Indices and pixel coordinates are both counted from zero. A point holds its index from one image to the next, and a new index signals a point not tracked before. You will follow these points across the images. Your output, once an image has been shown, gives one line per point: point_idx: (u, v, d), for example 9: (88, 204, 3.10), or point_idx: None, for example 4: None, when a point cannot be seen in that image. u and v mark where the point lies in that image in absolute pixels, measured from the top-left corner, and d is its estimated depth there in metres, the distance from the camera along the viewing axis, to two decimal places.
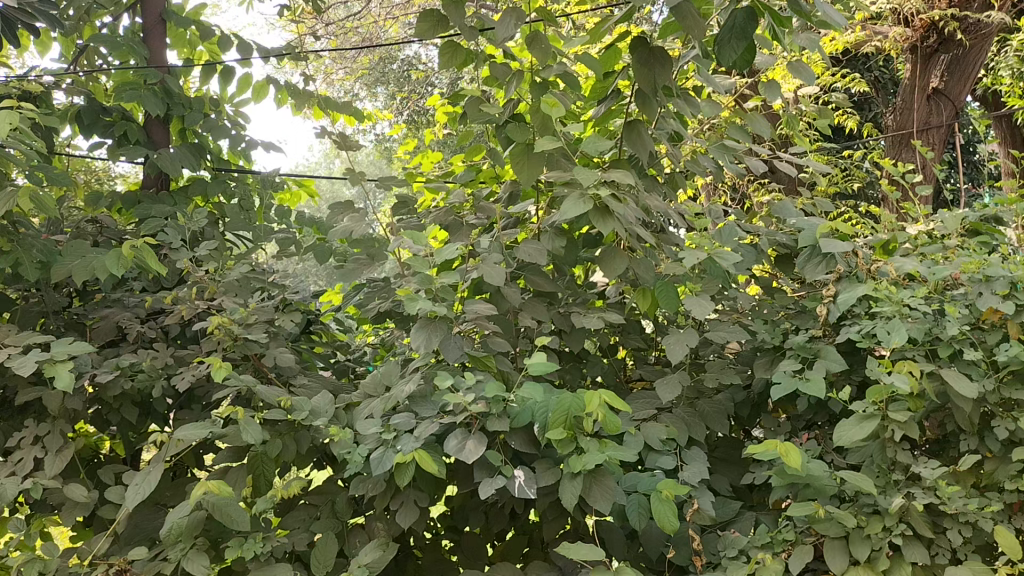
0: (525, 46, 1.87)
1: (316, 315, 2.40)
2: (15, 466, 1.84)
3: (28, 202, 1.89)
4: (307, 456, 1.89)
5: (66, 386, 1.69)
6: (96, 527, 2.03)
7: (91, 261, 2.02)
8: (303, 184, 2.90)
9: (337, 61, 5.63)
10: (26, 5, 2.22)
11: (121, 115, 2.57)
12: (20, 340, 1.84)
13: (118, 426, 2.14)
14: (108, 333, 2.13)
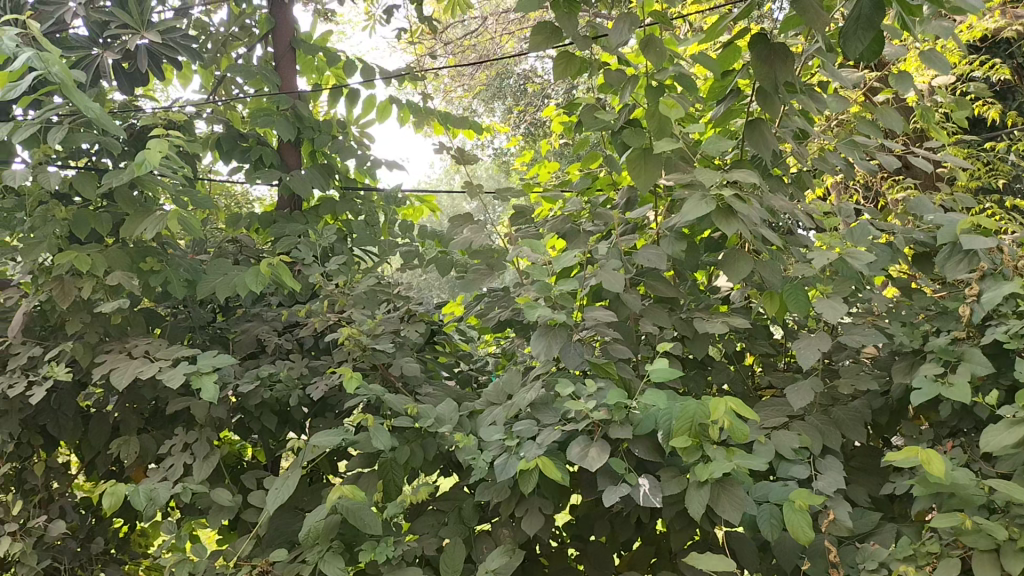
0: (640, 51, 1.86)
1: (440, 326, 2.46)
2: (167, 471, 1.97)
3: (175, 225, 2.03)
4: (434, 463, 1.94)
5: (212, 397, 1.81)
6: (241, 529, 2.15)
7: (232, 278, 2.15)
8: (426, 199, 2.98)
9: (454, 78, 5.76)
10: (169, 41, 2.42)
11: (256, 140, 2.74)
12: (170, 354, 1.98)
13: (259, 434, 2.26)
14: (249, 345, 2.26)
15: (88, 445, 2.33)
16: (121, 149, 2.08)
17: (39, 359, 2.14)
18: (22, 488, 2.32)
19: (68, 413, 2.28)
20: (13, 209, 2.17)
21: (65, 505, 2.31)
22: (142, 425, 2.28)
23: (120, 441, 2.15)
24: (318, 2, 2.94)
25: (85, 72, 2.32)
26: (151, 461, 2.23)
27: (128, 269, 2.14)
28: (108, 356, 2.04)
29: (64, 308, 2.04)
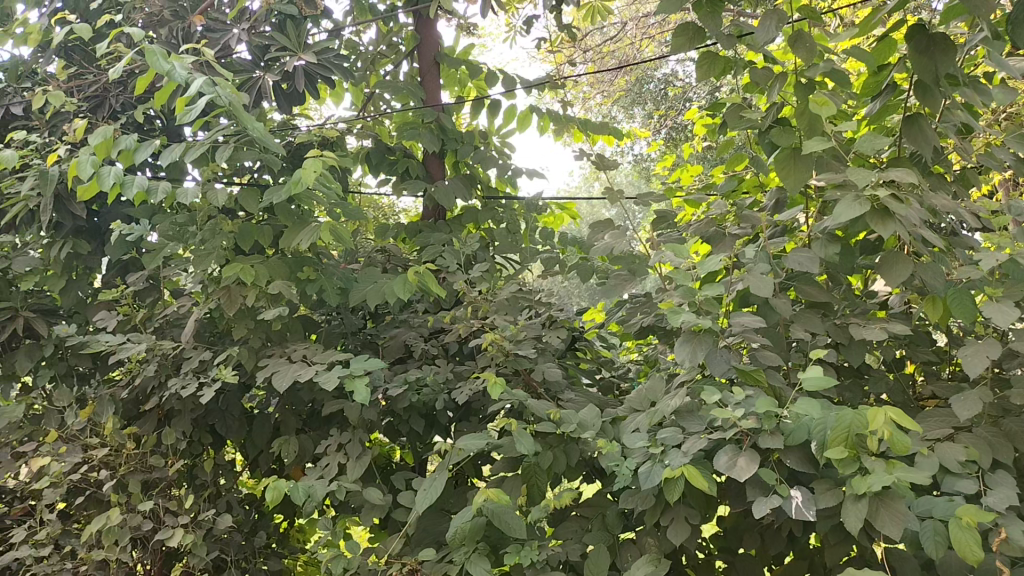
0: (788, 47, 1.80)
1: (581, 331, 2.47)
2: (323, 470, 2.07)
3: (329, 236, 2.14)
4: (577, 469, 1.94)
5: (364, 400, 1.89)
6: (391, 528, 2.22)
7: (382, 286, 2.23)
8: (566, 207, 3.00)
9: (593, 86, 5.77)
10: (324, 60, 2.57)
11: (403, 153, 2.85)
12: (325, 358, 2.08)
13: (407, 436, 2.34)
14: (397, 350, 2.35)
15: (251, 443, 2.49)
16: (281, 165, 2.20)
17: (209, 362, 2.31)
18: (194, 483, 2.49)
19: (234, 413, 2.44)
20: (185, 224, 2.33)
21: (231, 500, 2.47)
22: (300, 426, 2.40)
23: (280, 441, 2.28)
24: (460, 17, 3.01)
25: (249, 93, 2.48)
26: (308, 460, 2.35)
27: (288, 279, 2.26)
28: (270, 360, 2.17)
29: (231, 314, 2.19)
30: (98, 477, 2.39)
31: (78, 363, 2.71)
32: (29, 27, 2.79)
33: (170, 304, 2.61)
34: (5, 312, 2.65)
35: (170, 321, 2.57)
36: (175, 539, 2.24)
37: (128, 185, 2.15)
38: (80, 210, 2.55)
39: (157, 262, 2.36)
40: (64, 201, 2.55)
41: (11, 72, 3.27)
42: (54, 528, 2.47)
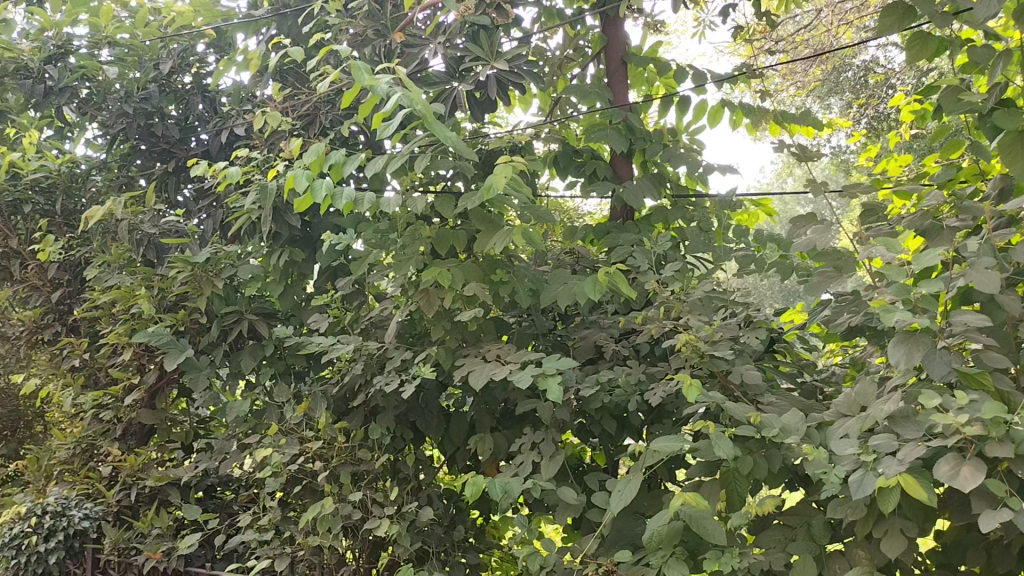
0: (1013, 21, 1.65)
1: (780, 332, 2.36)
2: (518, 468, 2.13)
3: (521, 239, 2.18)
4: (779, 476, 1.86)
5: (557, 399, 1.91)
6: (585, 528, 2.23)
7: (573, 287, 2.25)
8: (761, 203, 2.90)
9: (786, 76, 5.54)
10: (515, 67, 2.63)
11: (590, 155, 2.87)
12: (519, 358, 2.13)
13: (600, 437, 2.35)
14: (589, 351, 2.37)
15: (449, 441, 2.59)
16: (474, 171, 2.28)
17: (410, 361, 2.44)
18: (397, 477, 2.63)
19: (433, 411, 2.57)
20: (387, 231, 2.48)
21: (432, 494, 2.58)
22: (494, 425, 2.48)
23: (477, 438, 2.36)
24: (647, 14, 3.00)
25: (444, 104, 2.61)
26: (503, 458, 2.41)
27: (482, 281, 2.33)
28: (466, 360, 2.26)
29: (430, 316, 2.30)
30: (314, 468, 2.61)
31: (295, 362, 2.98)
32: (251, 54, 3.09)
33: (374, 307, 2.79)
34: (235, 315, 3.02)
35: (374, 323, 2.73)
36: (382, 529, 2.39)
37: (337, 195, 2.32)
38: (295, 220, 2.78)
39: (363, 268, 2.53)
40: (281, 212, 2.78)
41: (235, 97, 3.62)
42: (275, 514, 2.71)
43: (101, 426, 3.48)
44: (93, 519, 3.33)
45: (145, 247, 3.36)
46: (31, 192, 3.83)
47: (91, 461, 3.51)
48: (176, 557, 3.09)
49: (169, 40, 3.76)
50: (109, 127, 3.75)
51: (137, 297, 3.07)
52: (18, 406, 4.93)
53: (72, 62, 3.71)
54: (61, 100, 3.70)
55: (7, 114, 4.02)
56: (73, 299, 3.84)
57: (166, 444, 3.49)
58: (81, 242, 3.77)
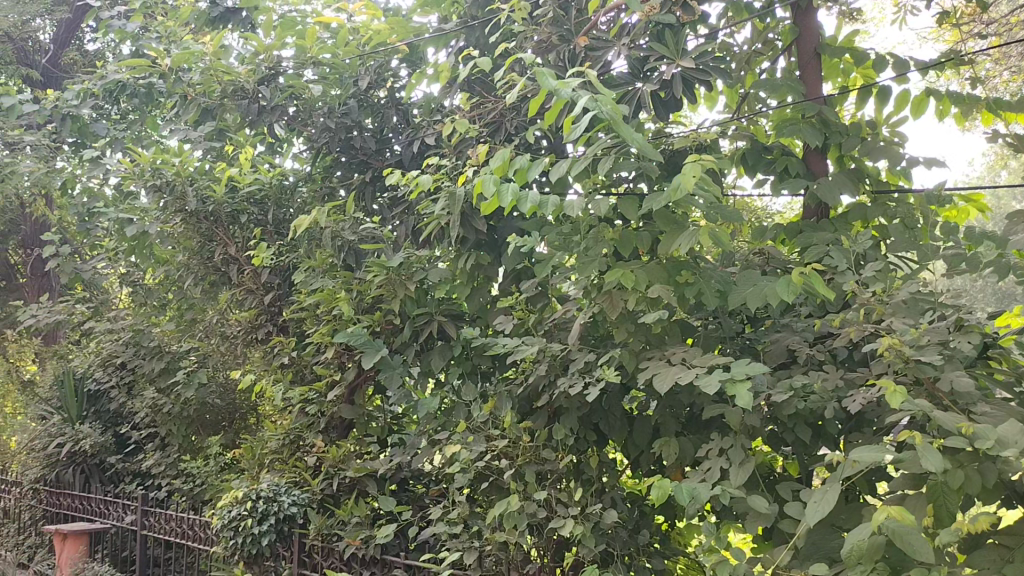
0: None
1: (994, 337, 2.16)
2: (706, 473, 2.10)
3: (708, 239, 2.14)
4: (996, 492, 1.70)
5: (747, 404, 1.86)
6: (776, 539, 2.15)
7: (762, 288, 2.18)
8: (972, 198, 2.67)
9: (1000, 61, 5.06)
10: (702, 64, 2.59)
11: (781, 151, 2.76)
12: (706, 361, 2.09)
13: (792, 445, 2.25)
14: (780, 355, 2.29)
15: (632, 444, 2.58)
16: (658, 172, 2.25)
17: (594, 363, 2.46)
18: (581, 478, 2.65)
19: (616, 414, 2.56)
20: (569, 233, 2.52)
21: (616, 496, 2.58)
22: (679, 429, 2.45)
23: (662, 442, 2.32)
24: (841, 3, 2.86)
25: (629, 105, 2.62)
26: (689, 464, 2.37)
27: (667, 283, 2.31)
28: (651, 362, 2.24)
29: (614, 318, 2.31)
30: (500, 465, 2.70)
31: (482, 362, 3.09)
32: (442, 66, 3.24)
33: (558, 309, 2.83)
34: (426, 316, 3.16)
35: (558, 324, 2.79)
36: (567, 529, 2.43)
37: (522, 199, 2.38)
38: (482, 225, 2.87)
39: (547, 270, 2.57)
40: (469, 217, 2.88)
41: (425, 109, 3.80)
42: (464, 508, 2.83)
43: (307, 419, 3.77)
44: (300, 505, 3.61)
45: (346, 253, 3.60)
46: (247, 204, 4.21)
47: (298, 451, 3.84)
48: (373, 546, 3.28)
49: (366, 57, 4.01)
50: (314, 141, 4.06)
51: (338, 299, 3.29)
52: (235, 400, 5.39)
53: (282, 83, 4.06)
54: (273, 118, 4.03)
55: (227, 133, 4.45)
56: (282, 301, 4.17)
57: (364, 438, 3.71)
58: (289, 249, 4.10)
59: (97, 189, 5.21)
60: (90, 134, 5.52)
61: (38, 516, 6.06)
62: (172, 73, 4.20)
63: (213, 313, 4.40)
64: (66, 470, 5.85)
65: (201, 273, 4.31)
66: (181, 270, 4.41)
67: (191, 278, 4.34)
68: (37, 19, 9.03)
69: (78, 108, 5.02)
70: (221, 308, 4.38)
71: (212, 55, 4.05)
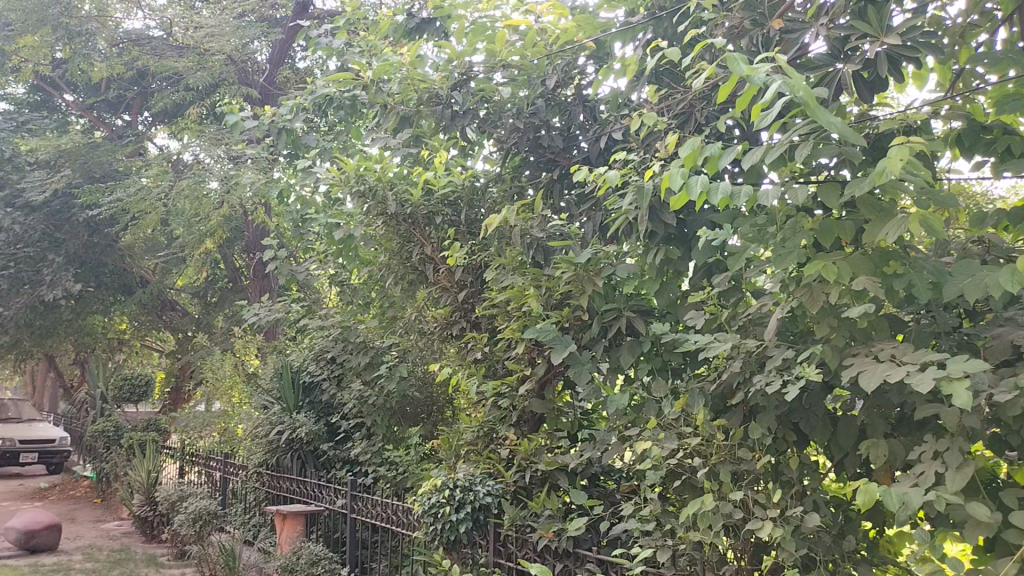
0: None
1: None
2: (919, 478, 1.96)
3: (919, 226, 1.99)
4: None
5: (966, 404, 1.72)
6: (1002, 552, 1.96)
7: (983, 278, 2.00)
8: None
9: None
10: (910, 41, 2.41)
11: (1002, 130, 2.52)
12: (918, 357, 1.95)
13: (1019, 450, 2.05)
14: (1003, 352, 2.09)
15: (835, 445, 2.45)
16: (862, 157, 2.12)
17: (793, 360, 2.37)
18: (779, 479, 2.56)
19: (818, 413, 2.44)
20: (764, 224, 2.45)
21: (818, 499, 2.47)
22: (888, 430, 2.29)
23: (868, 444, 2.20)
24: None
25: (828, 89, 2.49)
26: (899, 467, 2.22)
27: (872, 274, 2.17)
28: (855, 359, 2.12)
29: (815, 312, 2.21)
30: (693, 463, 2.66)
31: (673, 359, 3.06)
32: (630, 60, 3.23)
33: (752, 304, 2.75)
34: (614, 312, 3.16)
35: (753, 319, 2.70)
36: (765, 532, 2.36)
37: (713, 191, 2.34)
38: (671, 218, 2.84)
39: (740, 263, 2.51)
40: (658, 211, 2.86)
41: (612, 104, 3.81)
42: (657, 506, 2.80)
43: (500, 412, 3.91)
44: (494, 495, 3.73)
45: (535, 250, 3.70)
46: (443, 206, 4.42)
47: (491, 443, 3.99)
48: (566, 539, 3.33)
49: (554, 57, 4.12)
50: (504, 142, 4.18)
51: (528, 296, 3.37)
52: (433, 393, 5.64)
53: (473, 87, 4.24)
54: (466, 122, 4.21)
55: (423, 138, 4.67)
56: (475, 298, 4.33)
57: (556, 433, 3.78)
58: (482, 248, 4.26)
59: (308, 197, 5.64)
60: (303, 146, 5.99)
61: (262, 497, 6.66)
62: (373, 84, 4.47)
63: (412, 311, 4.64)
64: (285, 456, 6.34)
65: (401, 273, 4.55)
66: (382, 270, 4.69)
67: (392, 278, 4.60)
68: (255, 43, 9.85)
69: (291, 121, 5.46)
70: (419, 306, 4.59)
71: (409, 65, 4.30)
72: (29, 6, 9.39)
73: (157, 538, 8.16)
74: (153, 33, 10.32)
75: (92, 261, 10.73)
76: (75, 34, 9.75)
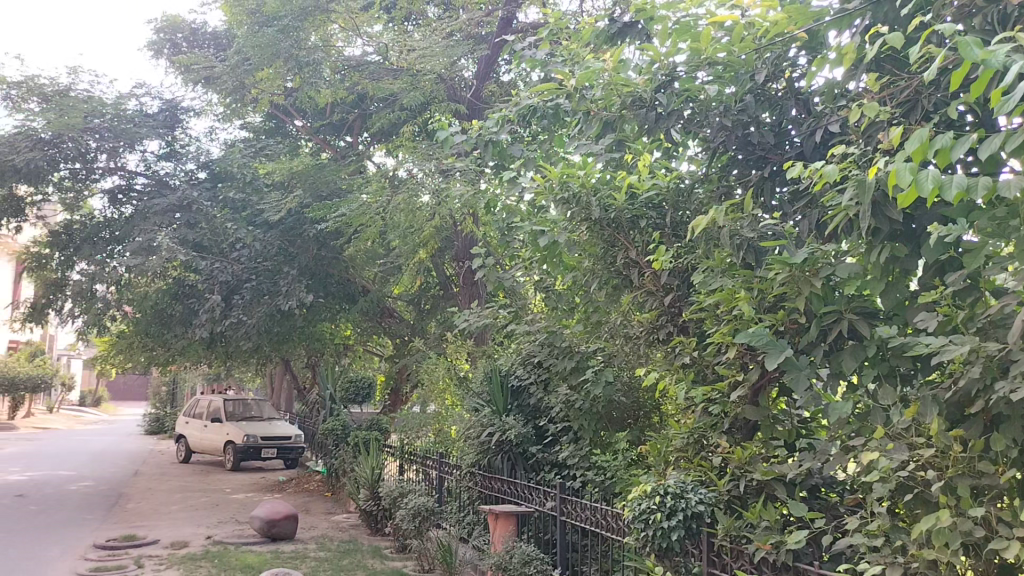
0: None
1: None
2: None
3: None
4: None
5: None
6: None
7: None
8: None
9: None
10: None
11: None
12: None
13: None
14: None
15: None
16: None
17: None
18: None
19: None
20: (1006, 219, 2.25)
21: None
22: None
23: None
24: None
25: None
26: None
27: None
28: None
29: None
30: (926, 476, 2.49)
31: (901, 363, 2.88)
32: (847, 49, 3.08)
33: (993, 304, 2.53)
34: (834, 314, 3.06)
35: (994, 321, 2.50)
36: (1012, 552, 2.16)
37: (945, 185, 2.20)
38: (897, 214, 2.68)
39: (977, 261, 2.33)
40: (882, 207, 2.71)
41: (827, 96, 3.66)
42: (884, 521, 2.65)
43: (710, 419, 3.86)
44: (707, 503, 3.67)
45: (745, 251, 3.58)
46: (646, 209, 4.45)
47: (702, 450, 3.96)
48: (784, 552, 3.22)
49: (763, 50, 3.99)
50: (710, 141, 4.13)
51: (739, 299, 3.31)
52: (639, 398, 5.74)
53: (677, 88, 4.24)
54: (671, 123, 4.21)
55: (626, 143, 4.69)
56: (682, 302, 4.27)
57: (771, 442, 3.67)
58: (689, 250, 4.21)
59: (514, 206, 5.85)
60: (507, 157, 6.21)
61: (475, 496, 6.94)
62: (577, 92, 4.65)
63: (617, 315, 4.67)
64: (495, 458, 6.58)
65: (605, 277, 4.60)
66: (587, 274, 4.76)
67: (596, 283, 4.65)
68: (462, 61, 10.37)
69: (497, 134, 5.67)
70: (624, 311, 4.62)
71: (612, 71, 4.40)
72: (264, 41, 10.15)
73: (381, 531, 8.83)
74: (370, 58, 11.08)
75: (321, 272, 11.70)
76: (304, 63, 10.39)
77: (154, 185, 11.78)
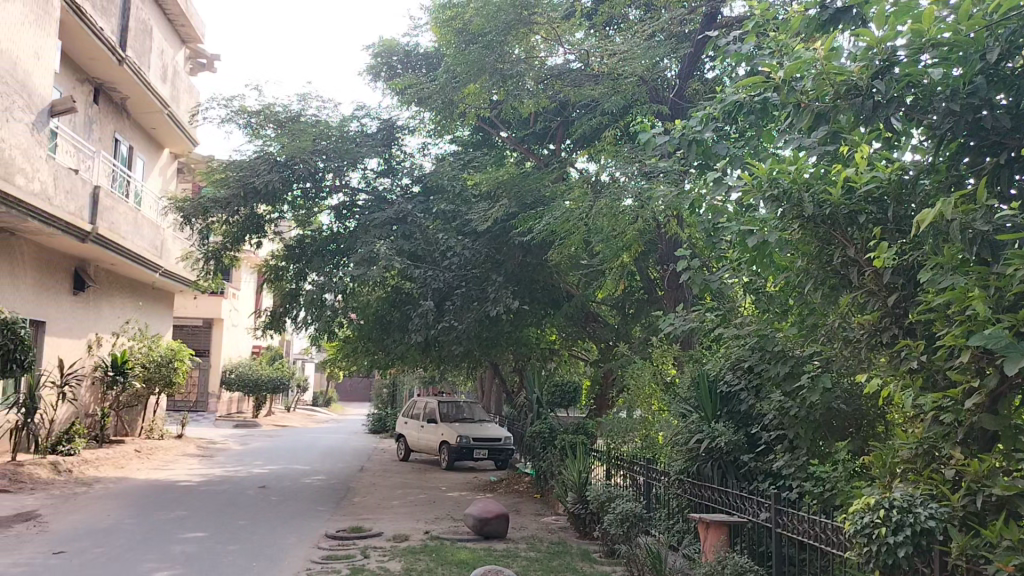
0: None
1: None
2: None
3: None
4: None
5: None
6: None
7: None
8: None
9: None
10: None
11: None
12: None
13: None
14: None
15: None
16: None
17: None
18: None
19: None
20: None
21: None
22: None
23: None
24: None
25: None
26: None
27: None
28: None
29: None
30: None
31: None
32: None
33: None
34: None
35: None
36: None
37: None
38: None
39: None
40: None
41: None
42: None
43: (942, 428, 3.64)
44: (939, 519, 3.52)
45: (979, 245, 3.39)
46: (866, 204, 4.26)
47: (933, 462, 3.75)
48: None
49: (996, 26, 3.71)
50: (936, 129, 4.01)
51: (972, 297, 3.13)
52: (863, 406, 5.46)
53: (897, 73, 4.07)
54: (891, 111, 4.07)
55: (841, 134, 4.54)
56: (908, 301, 4.09)
57: (1013, 454, 3.42)
58: (914, 246, 4.01)
59: (719, 205, 5.79)
60: (712, 155, 6.18)
61: (685, 504, 6.95)
62: (786, 85, 4.60)
63: (835, 317, 4.53)
64: (705, 465, 6.59)
65: (822, 277, 4.46)
66: (801, 275, 4.64)
67: (812, 283, 4.50)
68: (665, 61, 10.37)
69: (701, 133, 5.68)
70: (842, 313, 4.47)
71: (824, 60, 4.31)
72: (471, 57, 10.66)
73: (590, 535, 8.98)
74: (572, 66, 11.31)
75: (527, 278, 12.10)
76: (508, 76, 10.84)
77: (374, 200, 12.77)
